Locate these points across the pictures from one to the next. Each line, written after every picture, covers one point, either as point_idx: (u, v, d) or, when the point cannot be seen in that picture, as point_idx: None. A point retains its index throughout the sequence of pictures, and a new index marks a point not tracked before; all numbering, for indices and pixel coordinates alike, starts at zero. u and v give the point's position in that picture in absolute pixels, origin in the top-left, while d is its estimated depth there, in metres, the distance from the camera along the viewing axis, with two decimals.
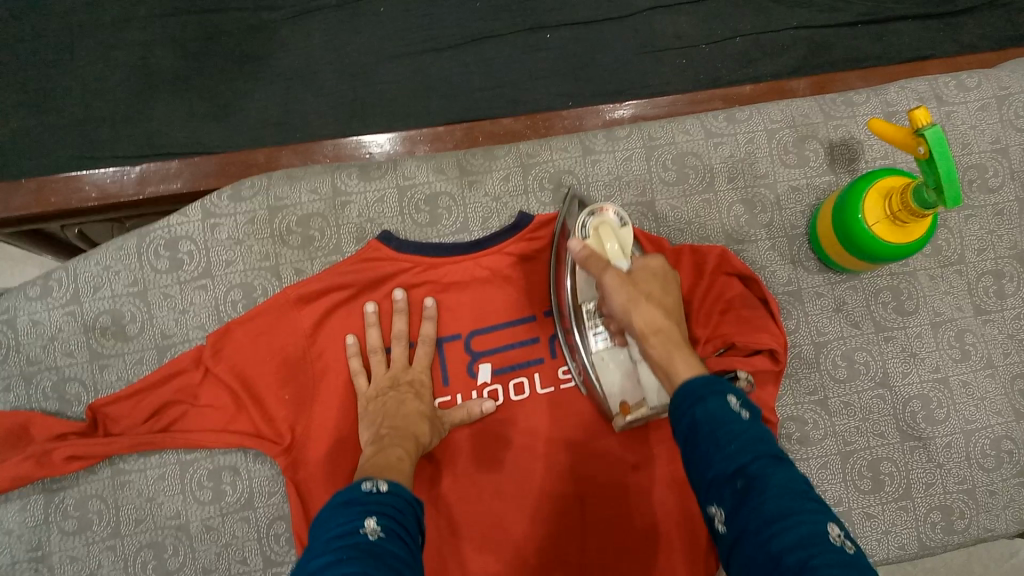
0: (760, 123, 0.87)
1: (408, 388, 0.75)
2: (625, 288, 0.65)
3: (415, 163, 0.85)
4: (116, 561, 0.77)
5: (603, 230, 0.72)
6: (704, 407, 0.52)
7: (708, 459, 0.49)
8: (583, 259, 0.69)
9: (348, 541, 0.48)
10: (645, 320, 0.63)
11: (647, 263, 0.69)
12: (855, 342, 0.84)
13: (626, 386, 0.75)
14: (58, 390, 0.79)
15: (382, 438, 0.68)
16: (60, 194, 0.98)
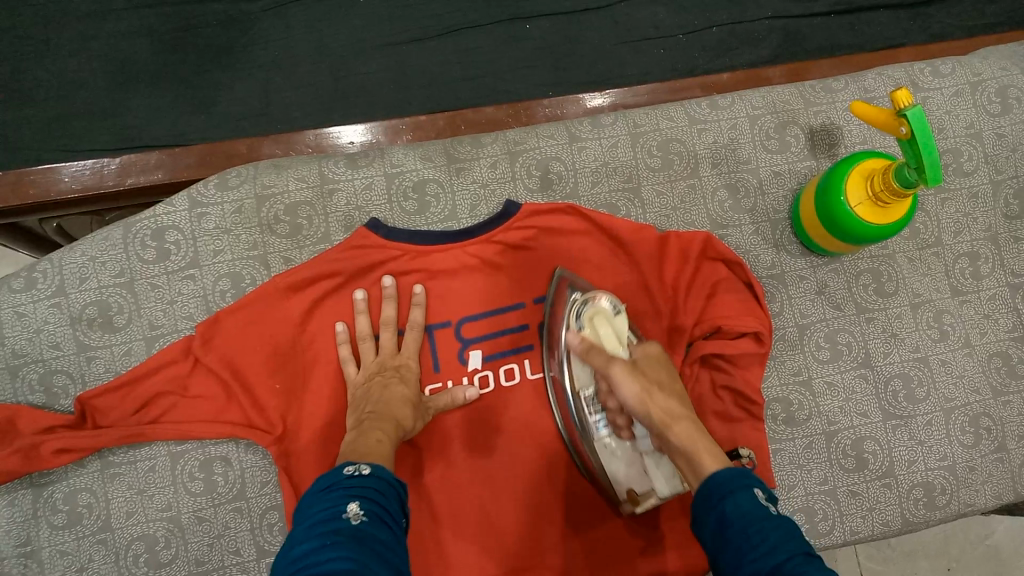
0: (742, 109, 0.88)
1: (393, 373, 0.75)
2: (636, 379, 0.66)
3: (402, 151, 0.85)
4: (107, 554, 0.76)
5: (598, 319, 0.73)
6: (733, 500, 0.53)
7: (740, 557, 0.50)
8: (583, 352, 0.71)
9: (332, 526, 0.51)
10: (663, 411, 0.63)
11: (648, 353, 0.70)
12: (837, 324, 0.85)
13: (632, 474, 0.75)
14: (44, 383, 0.78)
15: (364, 423, 0.69)
16: (41, 183, 0.99)
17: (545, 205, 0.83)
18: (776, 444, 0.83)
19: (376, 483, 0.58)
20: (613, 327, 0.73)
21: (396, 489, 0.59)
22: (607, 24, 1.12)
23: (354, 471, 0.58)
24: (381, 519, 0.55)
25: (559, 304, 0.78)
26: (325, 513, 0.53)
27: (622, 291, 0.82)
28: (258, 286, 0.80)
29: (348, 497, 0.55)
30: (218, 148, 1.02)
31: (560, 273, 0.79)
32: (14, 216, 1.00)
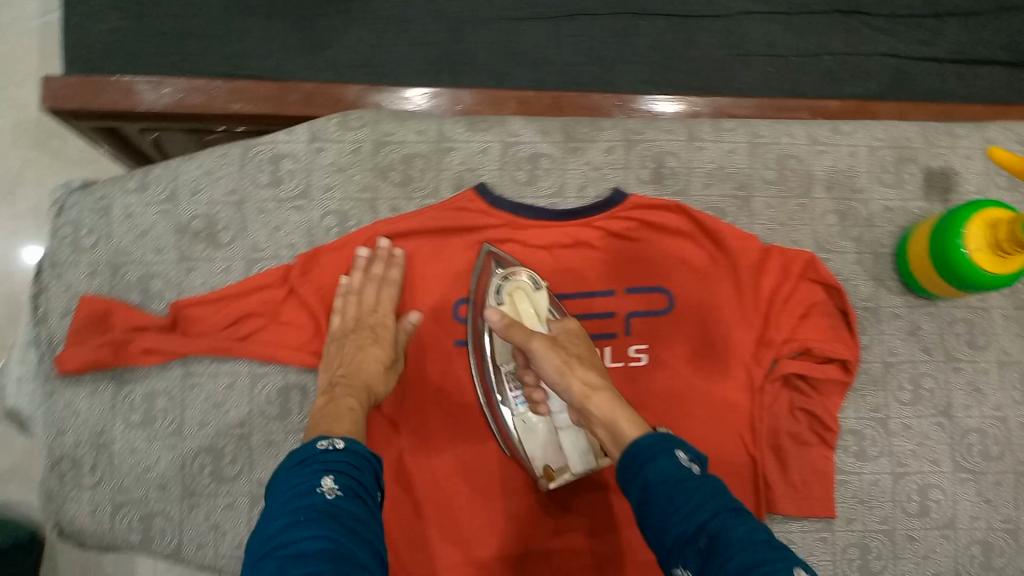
0: (863, 138, 0.87)
1: (368, 333, 0.75)
2: (555, 352, 0.67)
3: (521, 121, 0.86)
4: (176, 459, 0.79)
5: (518, 295, 0.76)
6: (654, 466, 0.55)
7: (666, 521, 0.52)
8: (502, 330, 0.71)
9: (306, 503, 0.54)
10: (582, 382, 0.65)
11: (566, 326, 0.72)
12: (923, 368, 0.85)
13: (549, 450, 0.76)
14: (142, 284, 0.79)
15: (333, 389, 0.71)
16: (149, 93, 0.97)
17: (653, 199, 0.83)
18: (842, 475, 0.83)
19: (350, 456, 0.60)
20: (531, 302, 0.76)
21: (373, 461, 0.62)
22: (722, 34, 1.08)
23: (327, 446, 0.61)
24: (356, 492, 0.58)
25: (486, 275, 0.78)
26: (298, 487, 0.56)
27: (716, 298, 0.82)
28: (362, 228, 0.81)
29: (321, 471, 0.58)
30: (326, 89, 1.00)
31: (486, 248, 0.79)
32: (118, 121, 1.01)
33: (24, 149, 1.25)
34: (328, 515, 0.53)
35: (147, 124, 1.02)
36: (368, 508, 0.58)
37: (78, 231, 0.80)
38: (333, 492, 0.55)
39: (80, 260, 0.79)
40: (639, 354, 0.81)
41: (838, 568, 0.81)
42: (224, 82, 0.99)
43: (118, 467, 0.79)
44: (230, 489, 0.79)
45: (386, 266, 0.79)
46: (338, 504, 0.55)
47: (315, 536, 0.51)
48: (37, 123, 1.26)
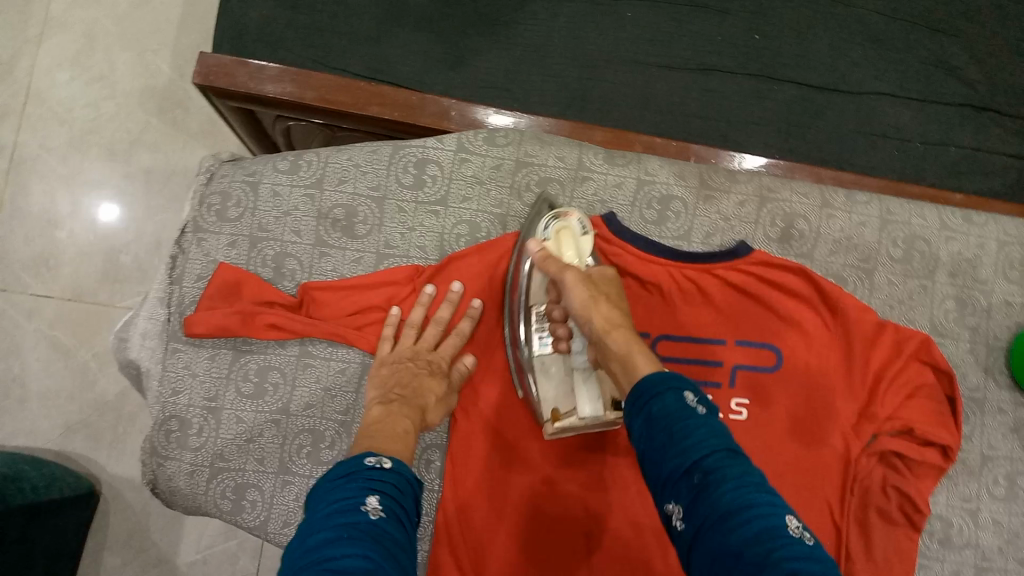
0: (994, 231, 0.87)
1: (425, 364, 0.77)
2: (586, 287, 0.72)
3: (659, 162, 0.87)
4: (278, 435, 0.80)
5: (563, 235, 0.78)
6: (660, 402, 0.58)
7: (665, 454, 0.55)
8: (541, 261, 0.75)
9: (349, 520, 0.54)
10: (605, 318, 0.69)
11: (604, 271, 0.75)
12: (1021, 466, 0.84)
13: (561, 395, 0.76)
14: (277, 261, 0.82)
15: (392, 403, 0.73)
16: (294, 85, 0.98)
17: (777, 258, 0.84)
18: (923, 560, 0.82)
19: (395, 477, 0.61)
20: (576, 247, 0.78)
21: (415, 485, 0.63)
22: (851, 110, 1.10)
23: (375, 463, 0.62)
24: (398, 518, 0.58)
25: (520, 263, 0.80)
26: (341, 503, 0.56)
27: (826, 365, 0.82)
28: (491, 241, 0.83)
29: (366, 489, 0.58)
30: (461, 105, 1.01)
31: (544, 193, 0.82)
32: (259, 106, 1.02)
33: (147, 114, 1.29)
34: (370, 537, 0.53)
35: (280, 112, 1.04)
36: (407, 536, 0.58)
37: (225, 203, 0.83)
38: (376, 513, 0.56)
39: (223, 229, 0.82)
40: (739, 409, 0.82)
41: None
42: (367, 85, 1.00)
43: (222, 434, 0.80)
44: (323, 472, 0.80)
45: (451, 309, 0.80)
46: (380, 526, 0.55)
47: (357, 553, 0.51)
48: (165, 90, 1.30)
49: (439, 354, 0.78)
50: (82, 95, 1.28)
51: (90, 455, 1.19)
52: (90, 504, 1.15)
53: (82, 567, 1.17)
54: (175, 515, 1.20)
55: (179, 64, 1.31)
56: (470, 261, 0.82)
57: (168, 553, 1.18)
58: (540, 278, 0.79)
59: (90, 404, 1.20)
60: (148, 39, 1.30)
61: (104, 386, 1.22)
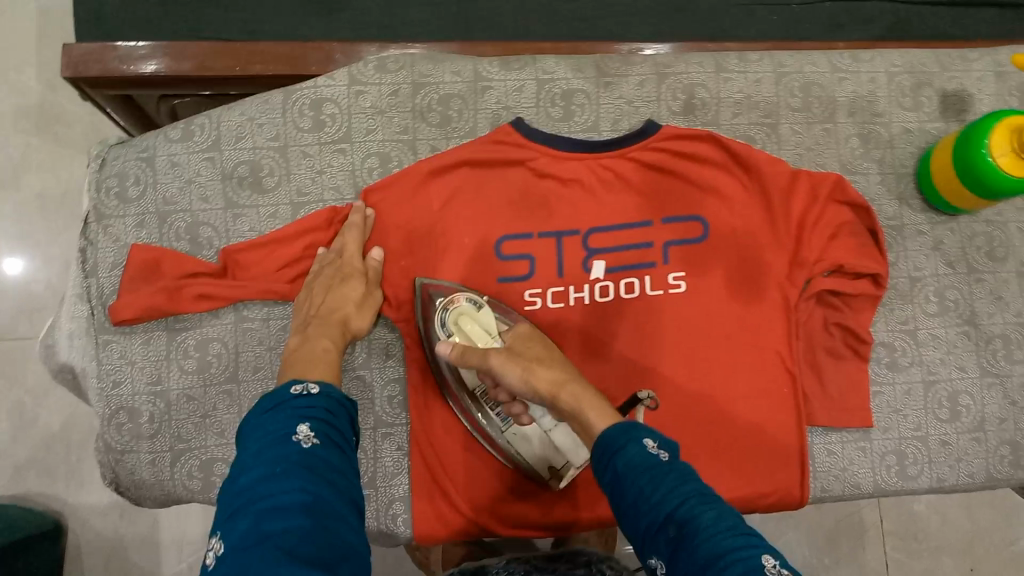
0: (882, 65, 0.89)
1: (339, 273, 0.77)
2: (515, 361, 0.70)
3: (555, 59, 0.87)
4: (232, 404, 0.79)
5: (465, 319, 0.76)
6: (623, 457, 0.58)
7: (638, 511, 0.55)
8: (459, 359, 0.73)
9: (281, 452, 0.56)
10: (548, 380, 0.68)
11: (518, 331, 0.74)
12: (948, 281, 0.88)
13: (546, 449, 0.78)
14: (191, 232, 0.80)
15: (308, 328, 0.75)
16: (167, 58, 0.95)
17: (686, 129, 0.85)
18: (876, 387, 0.87)
19: (325, 401, 0.62)
20: (481, 323, 0.76)
21: (345, 405, 0.65)
22: None
23: (302, 390, 0.63)
24: (333, 439, 0.60)
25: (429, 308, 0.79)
26: (272, 436, 0.57)
27: (750, 225, 0.84)
28: (404, 168, 0.82)
29: (295, 418, 0.59)
30: (342, 47, 0.99)
31: (420, 281, 0.80)
32: (137, 89, 0.99)
33: (26, 134, 1.23)
34: (305, 465, 0.55)
35: (161, 91, 1.01)
36: (344, 455, 0.60)
37: (123, 183, 0.80)
38: (308, 441, 0.57)
39: (127, 210, 0.80)
40: (677, 282, 0.84)
41: (877, 474, 0.86)
42: (245, 44, 0.97)
43: (176, 417, 0.78)
44: None
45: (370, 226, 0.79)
46: (314, 452, 0.57)
47: (295, 486, 0.52)
48: (40, 107, 1.24)
49: (351, 258, 0.77)
50: None
51: (49, 491, 1.16)
52: (60, 535, 1.12)
53: None
54: (150, 530, 1.16)
55: (47, 76, 1.25)
56: (391, 193, 0.82)
57: (151, 570, 1.15)
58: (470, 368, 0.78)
59: (36, 441, 1.16)
60: (8, 57, 1.24)
61: (47, 420, 1.17)
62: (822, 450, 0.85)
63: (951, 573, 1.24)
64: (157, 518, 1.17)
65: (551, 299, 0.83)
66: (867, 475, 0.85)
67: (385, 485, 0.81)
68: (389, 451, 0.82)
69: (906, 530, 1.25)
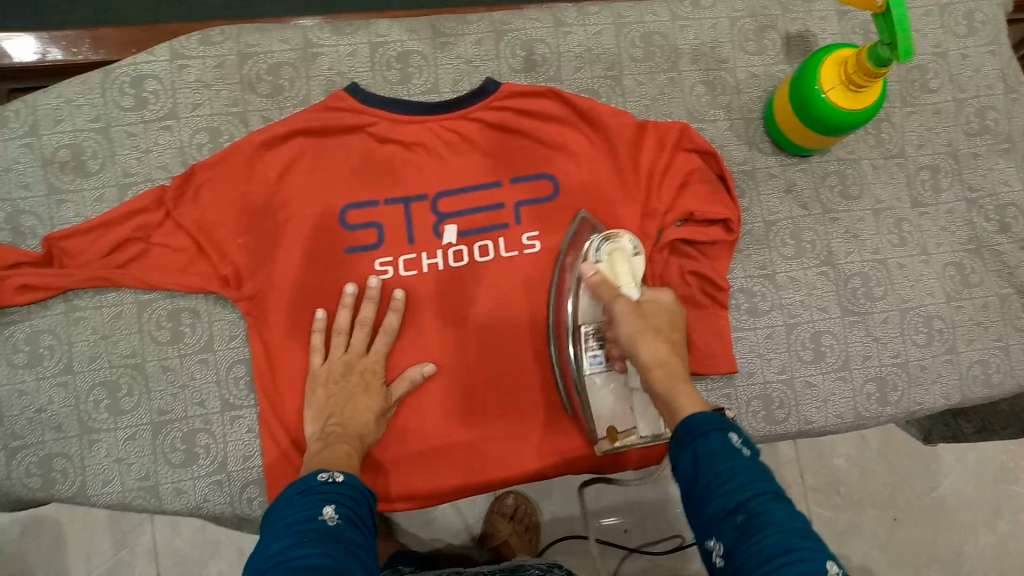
0: (722, 10, 0.90)
1: (358, 380, 0.75)
2: (636, 318, 0.68)
3: (388, 22, 0.86)
4: (68, 398, 0.77)
5: (617, 257, 0.74)
6: (705, 440, 0.56)
7: (709, 494, 0.53)
8: (594, 285, 0.72)
9: (309, 526, 0.56)
10: (652, 351, 0.65)
11: (657, 297, 0.71)
12: (804, 222, 0.88)
13: (618, 413, 0.76)
14: (11, 222, 0.78)
15: (328, 437, 0.70)
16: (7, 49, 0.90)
17: (525, 86, 0.84)
18: (737, 333, 0.87)
19: (350, 489, 0.62)
20: (630, 266, 0.74)
21: (370, 498, 0.64)
22: None
23: (327, 479, 0.63)
24: (355, 522, 0.60)
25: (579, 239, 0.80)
26: (301, 513, 0.58)
27: (598, 178, 0.83)
28: (236, 141, 0.80)
29: (322, 500, 0.59)
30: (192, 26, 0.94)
31: (582, 214, 0.81)
32: None
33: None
34: (330, 537, 0.55)
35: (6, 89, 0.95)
36: (365, 539, 0.59)
37: None
38: (334, 518, 0.57)
39: None
40: (532, 242, 0.82)
41: (743, 421, 0.85)
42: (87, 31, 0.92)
43: (8, 414, 0.76)
44: (130, 421, 0.77)
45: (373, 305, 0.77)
46: (341, 531, 0.57)
47: (316, 552, 0.52)
48: None
49: (368, 361, 0.76)
50: None
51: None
52: None
53: None
54: (53, 545, 1.12)
55: None
56: (224, 167, 0.79)
57: None
58: (589, 300, 0.76)
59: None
60: None
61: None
62: None
63: (874, 526, 1.19)
64: (61, 531, 1.13)
65: (403, 267, 0.81)
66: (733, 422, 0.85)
67: (238, 469, 0.77)
68: (239, 434, 0.78)
69: (826, 485, 1.20)
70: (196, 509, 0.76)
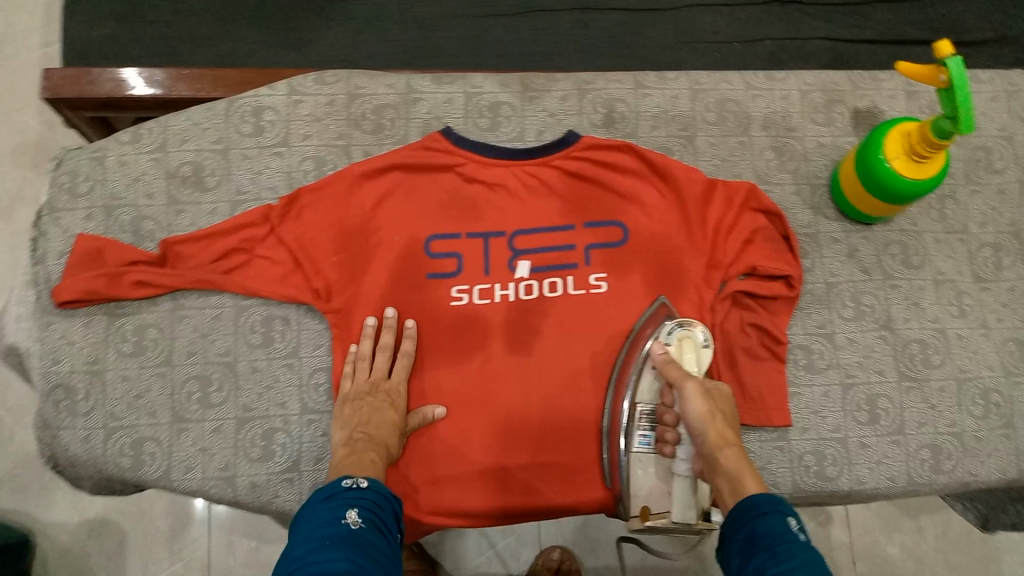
0: (795, 83, 0.96)
1: (384, 398, 0.80)
2: (705, 400, 0.77)
3: (483, 75, 0.94)
4: (165, 387, 0.84)
5: (686, 344, 0.82)
6: (764, 521, 0.61)
7: (766, 570, 0.57)
8: (664, 364, 0.81)
9: (333, 530, 0.61)
10: (719, 434, 0.74)
11: (719, 387, 0.80)
12: (864, 286, 0.91)
13: (654, 494, 0.83)
14: (135, 225, 0.87)
15: (355, 443, 0.76)
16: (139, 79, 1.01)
17: (605, 140, 0.90)
18: (794, 388, 0.89)
19: (373, 494, 0.67)
20: (697, 356, 0.82)
21: (393, 501, 0.68)
22: (672, 24, 1.22)
23: (352, 484, 0.67)
24: (377, 527, 0.64)
25: (653, 320, 0.85)
26: (324, 517, 0.62)
27: (667, 229, 0.87)
28: (338, 170, 0.89)
29: (346, 505, 0.64)
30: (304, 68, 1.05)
31: (662, 300, 0.86)
32: (111, 111, 1.04)
33: (23, 169, 1.28)
34: (350, 542, 0.60)
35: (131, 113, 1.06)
36: (387, 541, 0.64)
37: (75, 180, 0.88)
38: (357, 523, 0.62)
39: (77, 204, 0.87)
40: (599, 282, 0.87)
41: (795, 474, 0.87)
42: (210, 69, 1.03)
43: (110, 396, 0.83)
44: (216, 415, 0.84)
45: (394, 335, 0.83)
46: (361, 533, 0.61)
47: (340, 557, 0.57)
48: (38, 145, 1.29)
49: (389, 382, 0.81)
50: None
51: (19, 508, 1.17)
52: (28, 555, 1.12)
53: None
54: (116, 549, 1.17)
55: (48, 117, 1.31)
56: (325, 193, 0.87)
57: None
58: (650, 380, 0.84)
59: (11, 460, 1.18)
60: (11, 100, 1.30)
61: (23, 438, 1.20)
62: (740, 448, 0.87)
63: None
64: (124, 536, 1.17)
65: (477, 295, 0.86)
66: (785, 475, 0.87)
67: (310, 469, 0.83)
68: (314, 436, 0.84)
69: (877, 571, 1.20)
70: (267, 504, 0.82)
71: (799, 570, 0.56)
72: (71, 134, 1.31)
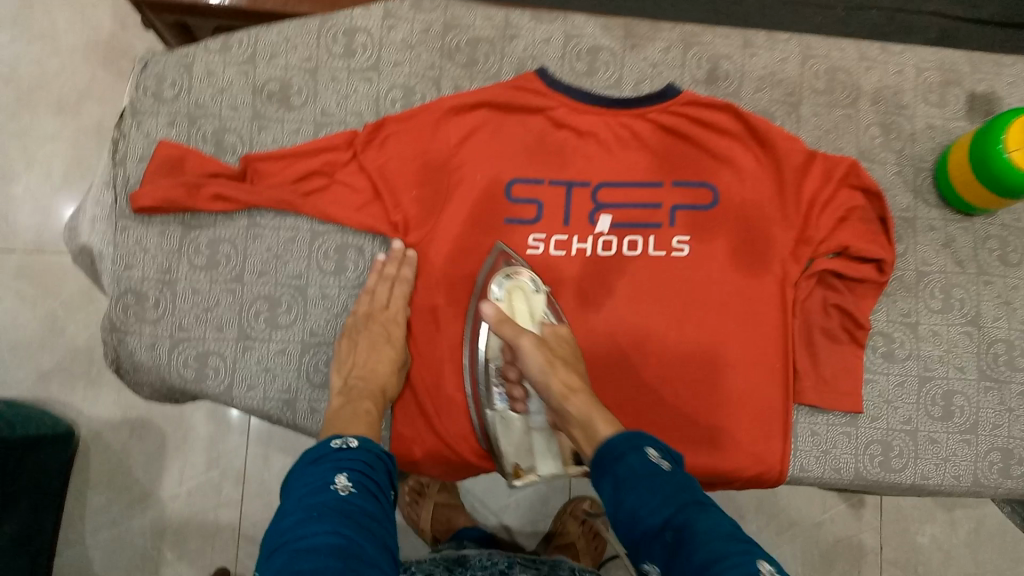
0: (911, 58, 0.91)
1: (379, 330, 0.80)
2: (541, 351, 0.72)
3: (584, 17, 0.90)
4: (234, 304, 0.83)
5: (516, 294, 0.80)
6: (625, 464, 0.60)
7: (637, 515, 0.56)
8: (496, 323, 0.76)
9: (318, 499, 0.60)
10: (563, 383, 0.70)
11: (557, 330, 0.77)
12: (956, 279, 0.87)
13: (521, 451, 0.83)
14: (216, 137, 0.85)
15: (350, 391, 0.77)
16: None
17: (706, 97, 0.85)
18: (869, 375, 0.86)
19: (364, 455, 0.66)
20: (529, 304, 0.80)
21: (385, 459, 0.68)
22: None
23: (342, 445, 0.67)
24: (369, 490, 0.63)
25: (493, 271, 0.82)
26: (312, 483, 0.62)
27: (759, 197, 0.84)
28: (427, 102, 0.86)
29: (334, 469, 0.63)
30: None
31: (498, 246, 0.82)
32: (192, 16, 1.00)
33: (93, 66, 1.26)
34: (339, 511, 0.59)
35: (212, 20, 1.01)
36: (381, 506, 0.63)
37: (160, 84, 0.86)
38: (346, 489, 0.61)
39: (160, 109, 0.85)
40: (681, 245, 0.84)
41: (859, 462, 0.85)
42: None
43: (180, 306, 0.83)
44: (282, 337, 0.83)
45: (398, 265, 0.82)
46: (350, 500, 0.60)
47: (326, 530, 0.56)
48: (109, 43, 1.27)
49: (388, 312, 0.81)
50: (25, 53, 1.26)
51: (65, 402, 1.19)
52: (70, 446, 1.13)
53: (66, 509, 1.16)
54: (158, 451, 1.18)
55: (121, 15, 1.28)
56: (412, 123, 0.84)
57: (150, 489, 1.17)
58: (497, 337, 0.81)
59: (61, 352, 1.19)
60: None
61: (75, 332, 1.20)
62: (805, 429, 0.85)
63: None
64: (165, 441, 1.18)
65: (554, 246, 0.84)
66: (849, 462, 0.85)
67: None
68: None
69: (905, 561, 1.19)
70: None
71: (667, 508, 0.55)
72: (143, 36, 1.28)
